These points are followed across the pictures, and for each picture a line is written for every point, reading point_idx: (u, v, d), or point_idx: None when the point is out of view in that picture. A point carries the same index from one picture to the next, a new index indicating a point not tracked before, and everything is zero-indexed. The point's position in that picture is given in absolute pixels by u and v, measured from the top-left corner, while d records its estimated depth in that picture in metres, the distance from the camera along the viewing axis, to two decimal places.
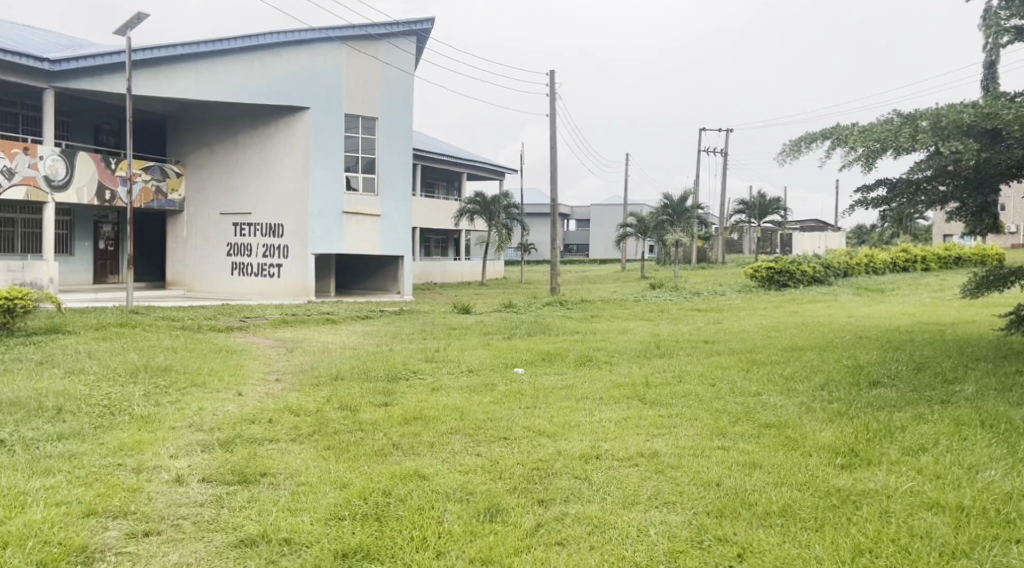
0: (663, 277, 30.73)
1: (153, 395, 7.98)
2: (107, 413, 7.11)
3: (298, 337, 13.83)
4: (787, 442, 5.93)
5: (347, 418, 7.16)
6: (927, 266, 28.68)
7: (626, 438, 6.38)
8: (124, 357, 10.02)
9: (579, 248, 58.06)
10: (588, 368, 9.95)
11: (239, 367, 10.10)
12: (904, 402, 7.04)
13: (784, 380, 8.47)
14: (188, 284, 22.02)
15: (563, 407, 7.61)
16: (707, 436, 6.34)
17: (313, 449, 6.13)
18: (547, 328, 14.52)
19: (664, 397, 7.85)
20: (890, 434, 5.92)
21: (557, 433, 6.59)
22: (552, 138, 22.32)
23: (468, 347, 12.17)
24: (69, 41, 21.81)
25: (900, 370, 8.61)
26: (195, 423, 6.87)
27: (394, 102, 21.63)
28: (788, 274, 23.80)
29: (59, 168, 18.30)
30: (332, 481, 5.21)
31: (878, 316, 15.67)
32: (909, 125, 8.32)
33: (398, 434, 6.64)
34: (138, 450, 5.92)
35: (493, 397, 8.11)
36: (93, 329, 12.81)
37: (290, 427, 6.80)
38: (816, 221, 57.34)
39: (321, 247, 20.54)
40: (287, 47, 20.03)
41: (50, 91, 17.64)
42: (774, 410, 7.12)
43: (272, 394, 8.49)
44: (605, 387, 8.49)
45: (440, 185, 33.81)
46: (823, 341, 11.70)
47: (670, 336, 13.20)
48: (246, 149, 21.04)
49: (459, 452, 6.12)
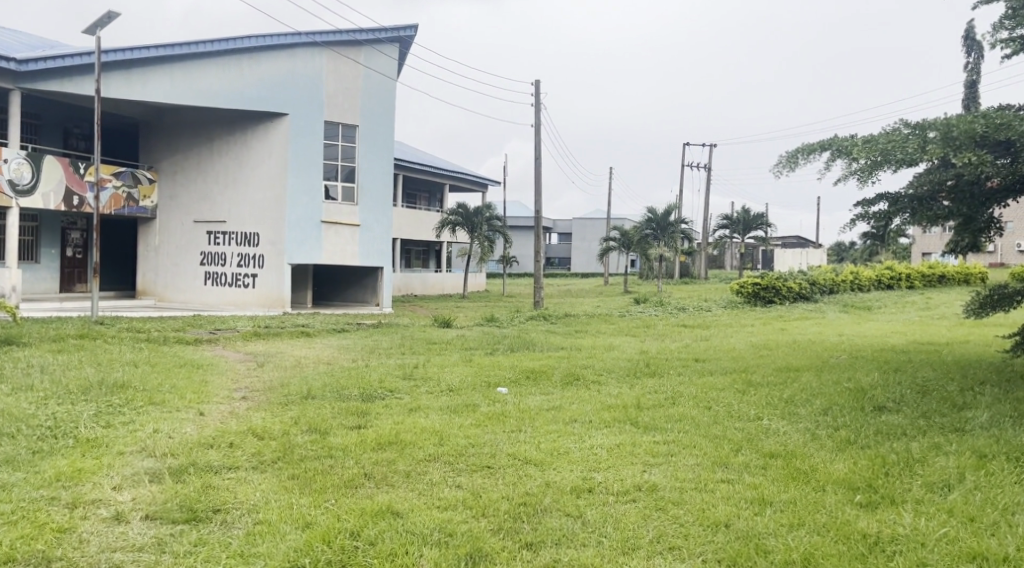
0: (647, 292, 30.28)
1: (104, 415, 7.31)
2: (50, 436, 6.44)
3: (270, 351, 13.16)
4: (797, 475, 5.41)
5: (316, 443, 6.57)
6: (912, 284, 28.50)
7: (622, 468, 5.84)
8: (79, 373, 9.32)
9: (560, 262, 57.52)
10: (575, 388, 9.40)
11: (204, 384, 9.43)
12: (914, 429, 6.58)
13: (784, 404, 7.96)
14: (159, 294, 21.25)
15: (550, 431, 7.05)
16: (708, 467, 5.82)
17: (275, 480, 5.54)
18: (531, 344, 13.95)
19: (658, 422, 7.31)
20: (909, 467, 5.42)
21: (545, 462, 6.03)
22: (538, 151, 21.89)
23: (449, 363, 11.56)
24: (42, 42, 21.08)
25: (906, 394, 8.12)
26: (146, 448, 6.21)
27: (376, 109, 21.06)
28: (774, 291, 23.45)
29: (25, 173, 17.55)
30: (293, 520, 4.63)
31: (869, 335, 15.26)
32: (917, 137, 7.99)
33: (371, 461, 6.05)
34: (75, 481, 5.29)
35: (475, 420, 7.55)
36: (50, 341, 12.09)
37: (251, 454, 6.19)
38: (797, 239, 57.38)
39: (297, 257, 19.87)
40: (266, 51, 19.45)
41: (16, 92, 16.94)
42: (777, 437, 6.62)
43: (237, 415, 7.85)
44: (594, 409, 7.94)
45: (422, 196, 33.22)
46: (817, 361, 11.22)
47: (659, 353, 12.68)
48: (222, 155, 20.38)
49: (438, 483, 5.55)
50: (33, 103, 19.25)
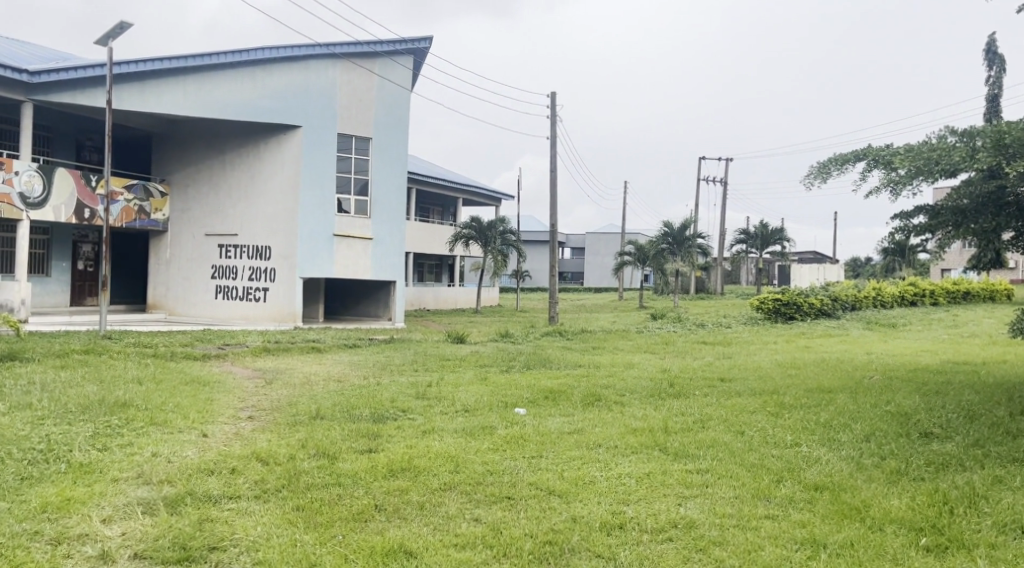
0: (663, 307, 29.75)
1: (101, 437, 6.91)
2: (42, 460, 6.04)
3: (280, 367, 12.77)
4: (849, 511, 4.97)
5: (323, 469, 6.13)
6: (935, 300, 27.86)
7: (653, 501, 5.38)
8: (79, 390, 8.93)
9: (573, 276, 57.00)
10: (597, 409, 8.91)
11: (209, 403, 9.04)
12: (967, 459, 6.11)
13: (821, 429, 7.47)
14: (169, 308, 20.91)
15: (573, 457, 6.59)
16: (749, 501, 5.34)
17: (278, 512, 5.11)
18: (548, 361, 13.47)
19: (688, 448, 6.84)
20: (975, 503, 4.99)
21: (570, 492, 5.57)
22: (553, 165, 21.50)
23: (463, 382, 11.07)
24: (57, 54, 20.95)
25: (952, 419, 7.61)
26: (142, 474, 5.79)
27: (390, 120, 20.75)
28: (795, 306, 22.86)
29: (36, 185, 17.32)
30: (295, 562, 4.26)
31: (898, 353, 14.68)
32: (965, 145, 7.52)
33: (382, 490, 5.62)
34: (62, 512, 4.87)
35: (493, 444, 7.09)
36: (55, 356, 11.76)
37: (254, 481, 5.75)
38: (814, 254, 56.74)
39: (309, 271, 19.53)
40: (280, 62, 19.21)
41: (28, 103, 16.72)
42: (819, 466, 6.13)
43: (242, 437, 7.42)
44: (619, 433, 7.46)
45: (435, 210, 32.87)
46: (849, 381, 10.69)
47: (681, 372, 12.16)
48: (234, 168, 20.12)
49: (454, 517, 5.10)
50: (45, 114, 19.05)
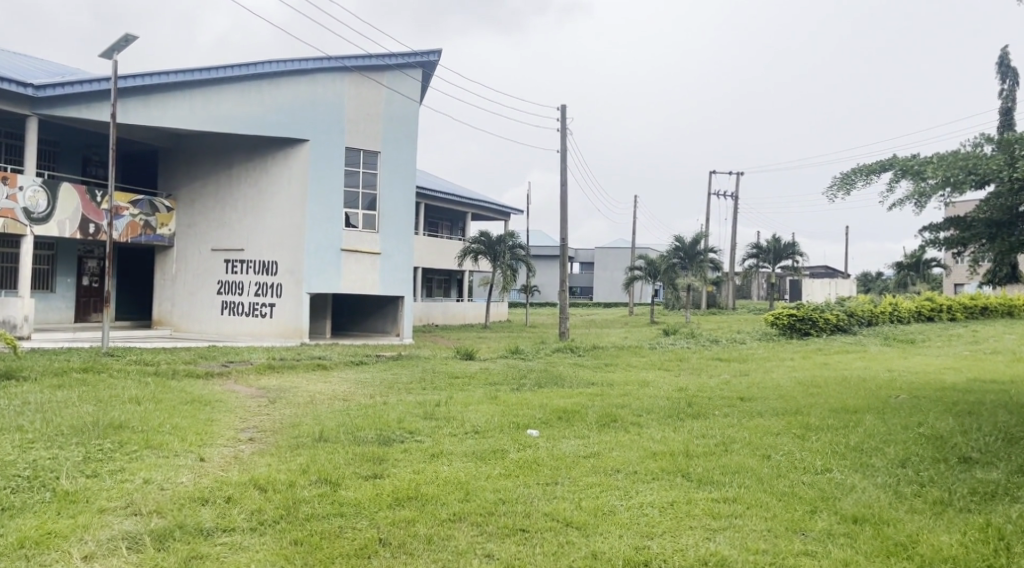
0: (674, 323, 29.30)
1: (91, 462, 6.54)
2: (25, 488, 5.68)
3: (284, 385, 12.41)
4: (895, 549, 4.58)
5: (324, 498, 5.73)
6: (953, 315, 27.32)
7: (681, 535, 4.98)
8: (74, 411, 8.57)
9: (582, 290, 56.76)
10: (613, 431, 8.49)
11: (209, 424, 8.65)
12: (1014, 488, 5.70)
13: (852, 453, 7.05)
14: (174, 324, 20.59)
15: (591, 485, 6.18)
16: (784, 534, 4.93)
17: (274, 547, 4.74)
18: (560, 379, 13.08)
19: (713, 474, 6.42)
20: None
21: (589, 525, 5.17)
22: (563, 179, 21.16)
23: (473, 401, 10.66)
24: (63, 69, 20.80)
25: (993, 442, 7.18)
26: (131, 504, 5.42)
27: (398, 134, 20.47)
28: (811, 322, 22.38)
29: (40, 200, 17.09)
30: None
31: (921, 371, 14.20)
32: (1001, 154, 7.13)
33: (387, 521, 5.23)
34: (40, 549, 4.54)
35: (504, 469, 6.68)
36: (53, 374, 11.44)
37: (250, 511, 5.38)
38: (825, 268, 56.26)
39: (316, 286, 19.20)
40: (287, 77, 18.95)
41: (33, 118, 16.48)
42: (856, 495, 5.70)
43: (241, 462, 7.05)
44: (639, 458, 7.04)
45: (444, 225, 32.55)
46: (876, 400, 10.23)
47: (699, 391, 11.70)
48: (241, 182, 19.86)
49: (464, 553, 4.71)
50: (49, 129, 18.85)
